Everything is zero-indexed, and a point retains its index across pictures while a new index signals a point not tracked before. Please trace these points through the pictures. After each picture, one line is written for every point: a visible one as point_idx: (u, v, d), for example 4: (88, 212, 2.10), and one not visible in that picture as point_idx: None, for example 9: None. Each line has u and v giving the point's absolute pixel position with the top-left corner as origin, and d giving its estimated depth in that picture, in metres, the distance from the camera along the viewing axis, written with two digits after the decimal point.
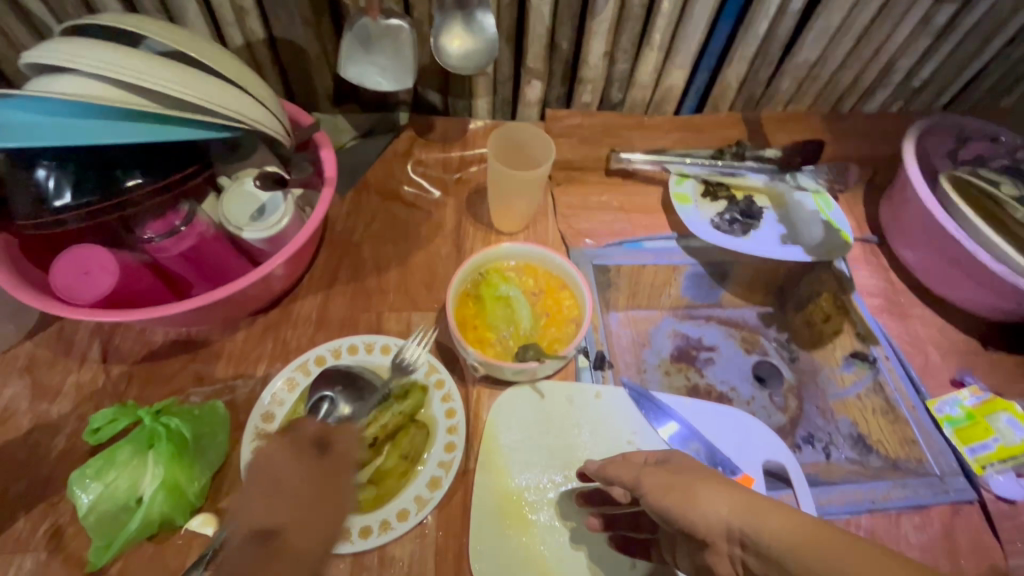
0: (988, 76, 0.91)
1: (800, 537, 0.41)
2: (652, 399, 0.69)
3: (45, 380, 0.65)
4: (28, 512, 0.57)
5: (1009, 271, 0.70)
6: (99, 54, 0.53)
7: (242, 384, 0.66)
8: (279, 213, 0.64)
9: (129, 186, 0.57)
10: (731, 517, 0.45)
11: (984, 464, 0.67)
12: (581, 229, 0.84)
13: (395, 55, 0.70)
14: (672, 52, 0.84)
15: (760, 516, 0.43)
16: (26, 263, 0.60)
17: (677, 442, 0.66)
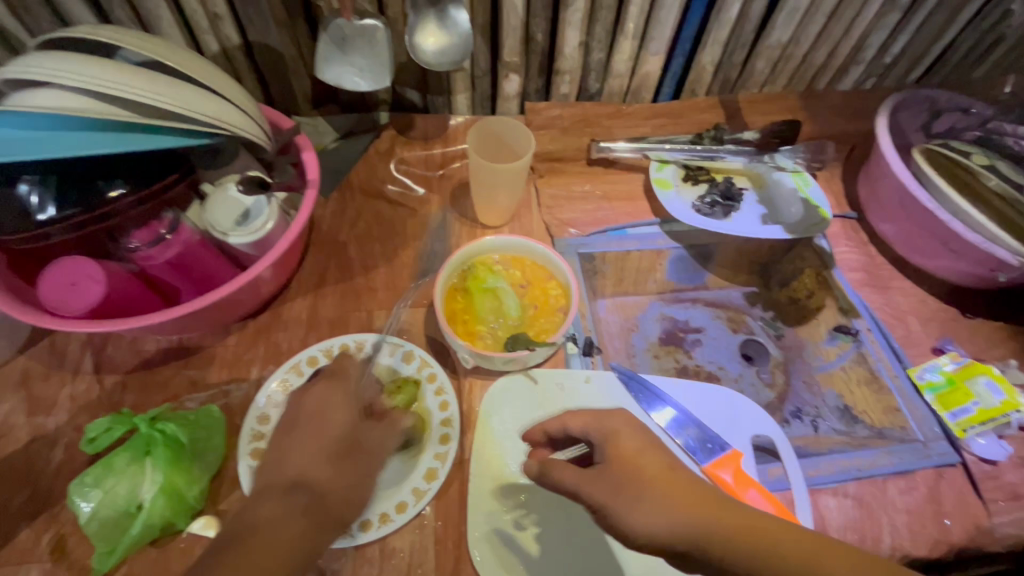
0: (958, 49, 0.93)
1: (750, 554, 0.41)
2: (642, 383, 0.70)
3: (40, 393, 0.66)
4: (30, 524, 0.58)
5: (982, 239, 0.72)
6: (74, 66, 0.53)
7: (236, 388, 0.67)
8: (264, 217, 0.65)
9: (112, 197, 0.57)
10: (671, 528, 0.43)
11: (965, 427, 0.68)
12: (565, 219, 0.85)
13: (371, 54, 0.70)
14: (646, 40, 0.85)
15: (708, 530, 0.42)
16: (14, 279, 0.60)
17: (675, 429, 0.67)
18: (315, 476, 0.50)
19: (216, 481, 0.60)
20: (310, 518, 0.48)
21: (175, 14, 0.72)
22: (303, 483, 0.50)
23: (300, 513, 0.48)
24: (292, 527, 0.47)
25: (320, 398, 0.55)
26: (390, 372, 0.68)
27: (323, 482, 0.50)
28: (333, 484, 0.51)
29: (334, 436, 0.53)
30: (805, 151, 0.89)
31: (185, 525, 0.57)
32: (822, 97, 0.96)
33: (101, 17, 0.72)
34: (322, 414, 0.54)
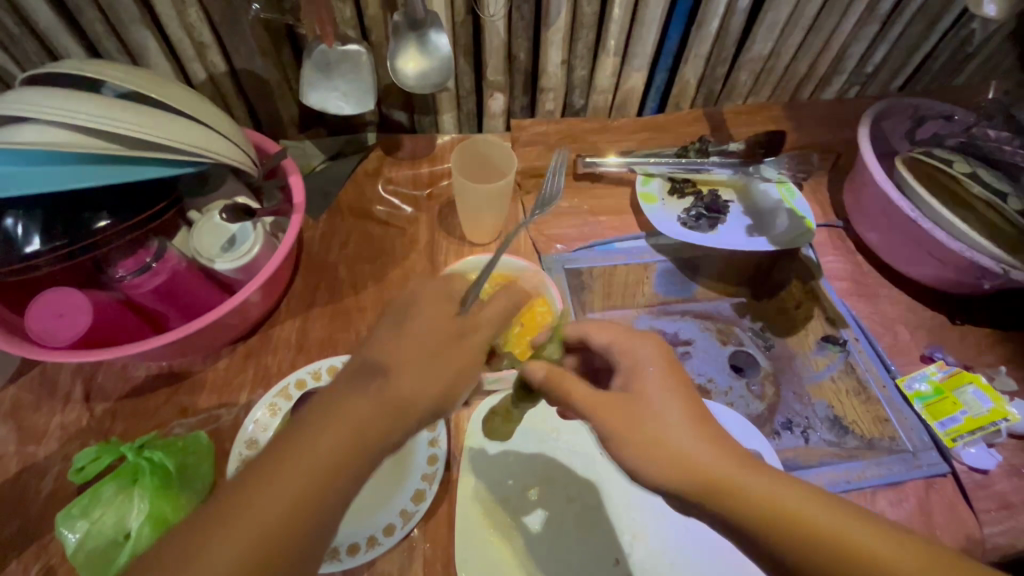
0: (938, 57, 0.94)
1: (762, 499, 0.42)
2: None
3: (30, 422, 0.66)
4: (20, 554, 0.58)
5: (966, 248, 0.72)
6: (58, 101, 0.54)
7: (226, 412, 0.67)
8: (251, 241, 0.66)
9: (99, 228, 0.58)
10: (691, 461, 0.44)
11: (954, 437, 0.69)
12: (553, 235, 0.85)
13: (355, 79, 0.71)
14: (628, 56, 0.86)
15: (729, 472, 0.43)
16: (3, 311, 0.61)
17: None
18: (385, 362, 0.48)
19: None
20: (381, 401, 0.46)
21: (161, 44, 0.74)
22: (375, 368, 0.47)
23: (372, 397, 0.46)
24: (362, 408, 0.45)
25: (419, 296, 0.52)
26: None
27: (397, 374, 0.47)
28: (405, 365, 0.48)
29: (421, 328, 0.50)
30: (787, 162, 0.88)
31: None
32: (805, 107, 0.97)
33: (90, 50, 0.73)
34: (426, 301, 0.51)
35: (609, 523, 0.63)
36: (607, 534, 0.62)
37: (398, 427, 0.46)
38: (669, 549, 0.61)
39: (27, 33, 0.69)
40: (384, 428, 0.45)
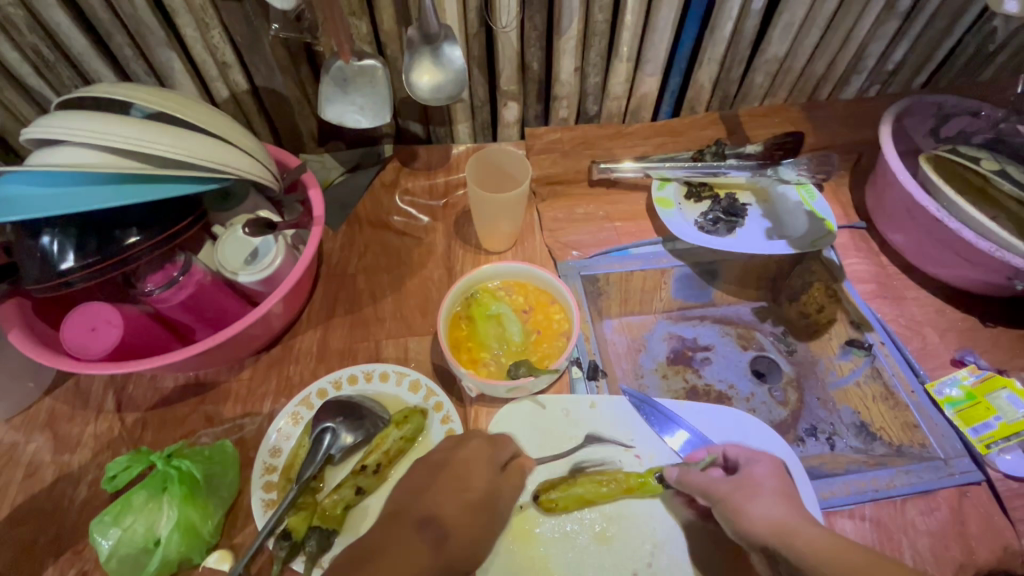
0: (963, 51, 0.91)
1: (822, 553, 0.49)
2: (654, 406, 0.69)
3: (65, 432, 0.69)
4: (56, 561, 0.60)
5: (996, 247, 0.70)
6: (90, 124, 0.56)
7: (250, 421, 0.69)
8: (273, 254, 0.68)
9: (129, 244, 0.60)
10: (769, 531, 0.52)
11: (988, 443, 0.66)
12: (568, 242, 0.85)
13: (372, 93, 0.72)
14: (641, 62, 0.85)
15: (790, 536, 0.51)
16: (40, 325, 0.64)
17: (687, 451, 0.66)
18: (441, 512, 0.52)
19: (230, 515, 0.62)
20: (438, 555, 0.49)
21: (186, 65, 0.76)
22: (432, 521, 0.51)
23: (430, 553, 0.49)
24: (418, 557, 0.48)
25: (474, 452, 0.58)
26: (398, 403, 0.69)
27: (452, 524, 0.52)
28: (460, 524, 0.52)
29: (475, 494, 0.55)
30: (807, 164, 0.87)
31: (201, 559, 0.59)
32: (825, 106, 0.95)
33: (119, 73, 0.77)
34: (474, 462, 0.57)
35: (629, 532, 0.62)
36: (627, 544, 0.61)
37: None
38: (690, 559, 0.60)
39: (61, 57, 0.72)
40: (431, 575, 0.48)
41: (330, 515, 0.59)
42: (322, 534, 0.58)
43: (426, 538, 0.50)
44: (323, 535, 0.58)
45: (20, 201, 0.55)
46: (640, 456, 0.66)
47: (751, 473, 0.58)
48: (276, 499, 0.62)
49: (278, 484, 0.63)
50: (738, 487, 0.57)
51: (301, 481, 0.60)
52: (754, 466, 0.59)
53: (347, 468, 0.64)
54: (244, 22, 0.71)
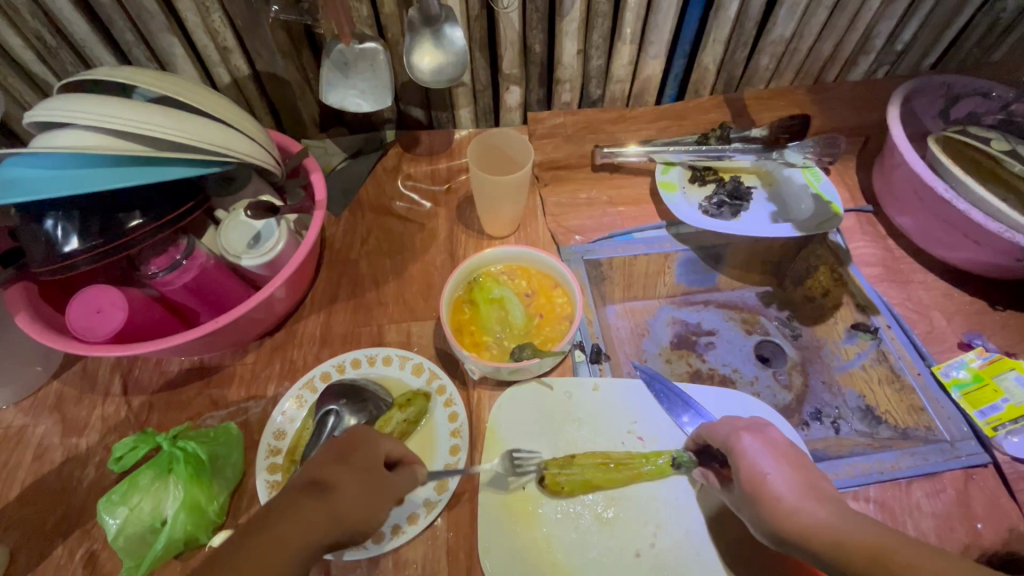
0: (975, 30, 0.89)
1: (839, 529, 0.47)
2: (667, 386, 0.70)
3: (73, 415, 0.69)
4: (64, 540, 0.61)
5: (1005, 229, 0.69)
6: (93, 107, 0.56)
7: (255, 405, 0.69)
8: (275, 238, 0.68)
9: (132, 227, 0.60)
10: (788, 497, 0.51)
11: (996, 426, 0.65)
12: (571, 226, 0.85)
13: (373, 77, 0.71)
14: (645, 43, 0.84)
15: (810, 507, 0.50)
16: (46, 308, 0.64)
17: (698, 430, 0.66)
18: (329, 478, 0.48)
19: (237, 495, 0.63)
20: (329, 514, 0.46)
21: (187, 50, 0.76)
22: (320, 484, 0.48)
23: (319, 510, 0.46)
24: (309, 517, 0.45)
25: (354, 431, 0.53)
26: (401, 386, 0.69)
27: (343, 486, 0.48)
28: (349, 485, 0.48)
29: (362, 460, 0.51)
30: (813, 146, 0.84)
31: (208, 538, 0.59)
32: (832, 88, 0.94)
33: (121, 58, 0.77)
34: (362, 437, 0.52)
35: (631, 514, 0.62)
36: (630, 526, 0.61)
37: (329, 534, 0.46)
38: (695, 540, 0.60)
39: (63, 43, 0.72)
40: (318, 536, 0.45)
41: None
42: None
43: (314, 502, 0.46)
44: None
45: (24, 183, 0.55)
46: (643, 438, 0.66)
47: (747, 454, 0.55)
48: (281, 481, 0.62)
49: (282, 465, 0.63)
50: (741, 478, 0.54)
51: None
52: (748, 445, 0.56)
53: None
54: (244, 6, 0.71)
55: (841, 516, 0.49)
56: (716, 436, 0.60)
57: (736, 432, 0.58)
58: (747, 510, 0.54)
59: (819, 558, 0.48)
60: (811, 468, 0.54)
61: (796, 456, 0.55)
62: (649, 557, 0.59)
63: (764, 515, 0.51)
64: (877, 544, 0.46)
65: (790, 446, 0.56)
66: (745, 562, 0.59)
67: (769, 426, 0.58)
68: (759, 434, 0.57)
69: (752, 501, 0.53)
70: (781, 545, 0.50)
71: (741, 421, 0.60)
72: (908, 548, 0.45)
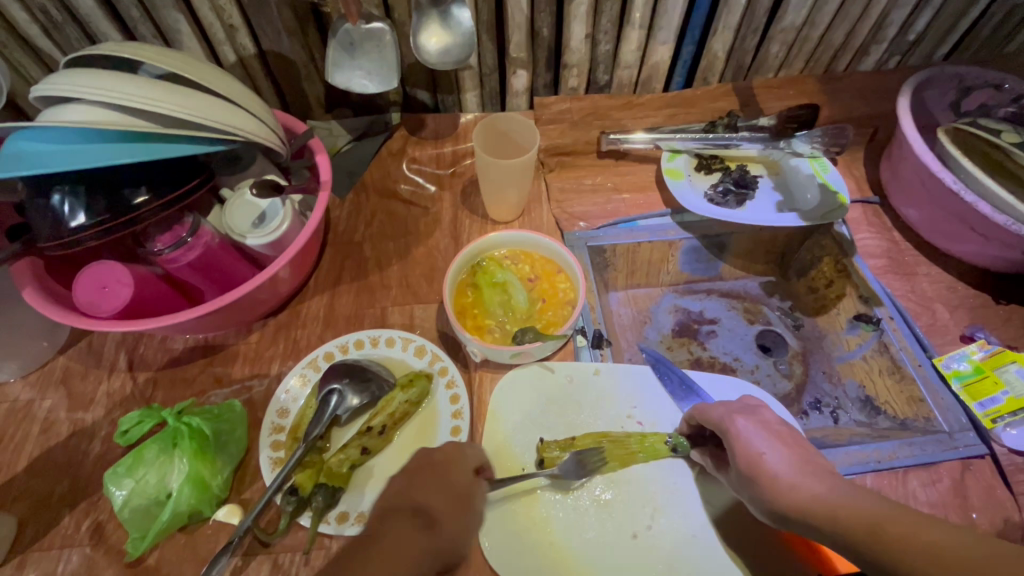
0: (988, 21, 0.88)
1: (835, 502, 0.48)
2: (669, 365, 0.71)
3: (79, 390, 0.70)
4: (72, 511, 0.62)
5: (1011, 221, 0.68)
6: (100, 82, 0.56)
7: (258, 383, 0.70)
8: (279, 218, 0.68)
9: (138, 203, 0.60)
10: (785, 474, 0.52)
11: (994, 418, 0.65)
12: (575, 212, 0.85)
13: (379, 57, 0.71)
14: (654, 29, 0.83)
15: (805, 482, 0.51)
16: (53, 284, 0.65)
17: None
18: (427, 504, 0.51)
19: (240, 470, 0.64)
20: (433, 544, 0.49)
21: (192, 27, 0.76)
22: (422, 513, 0.50)
23: (425, 542, 0.48)
24: (418, 544, 0.48)
25: (449, 454, 0.56)
26: (403, 367, 0.69)
27: (439, 514, 0.51)
28: (449, 516, 0.51)
29: (458, 487, 0.54)
30: (821, 136, 0.85)
31: (211, 513, 0.60)
32: (842, 78, 0.93)
33: (126, 34, 0.76)
34: (452, 463, 0.56)
35: (628, 497, 0.62)
36: (627, 509, 0.62)
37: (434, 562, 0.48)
38: (689, 522, 0.61)
39: (68, 18, 0.72)
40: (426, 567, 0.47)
41: (335, 473, 0.61)
42: (327, 491, 0.59)
43: (423, 533, 0.49)
44: (329, 492, 0.59)
45: (32, 157, 0.56)
46: (643, 423, 0.67)
47: (742, 435, 0.56)
48: (284, 458, 0.63)
49: (286, 443, 0.64)
50: (737, 460, 0.55)
51: (308, 440, 0.61)
52: (742, 427, 0.56)
53: (353, 429, 0.65)
54: None
55: (838, 489, 0.49)
56: (708, 418, 0.60)
57: (729, 416, 0.58)
58: (746, 491, 0.55)
59: (819, 532, 0.48)
60: (805, 446, 0.55)
61: (790, 434, 0.56)
62: (646, 539, 0.60)
63: (762, 494, 0.52)
64: (877, 514, 0.46)
65: (783, 425, 0.57)
66: (740, 545, 0.59)
67: (762, 408, 0.59)
68: (752, 416, 0.58)
69: (750, 480, 0.54)
70: (780, 522, 0.51)
71: (734, 404, 0.61)
72: (901, 519, 0.45)
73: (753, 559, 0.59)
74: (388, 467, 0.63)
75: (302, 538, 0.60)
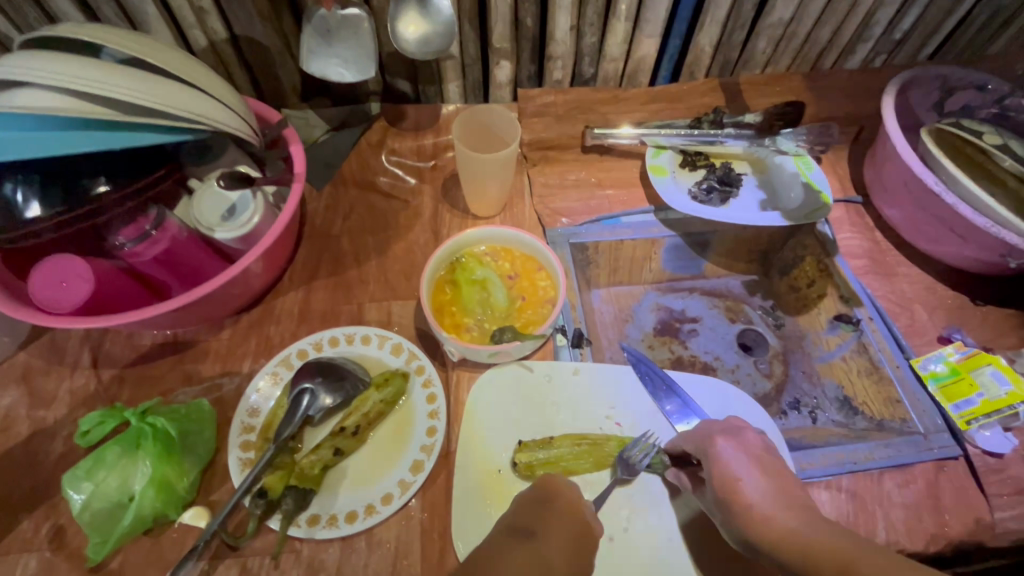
0: (973, 21, 0.88)
1: (808, 540, 0.46)
2: (650, 365, 0.70)
3: (41, 387, 0.68)
4: (31, 514, 0.60)
5: (991, 223, 0.69)
6: (54, 65, 0.53)
7: (229, 381, 0.68)
8: (251, 211, 0.66)
9: (98, 194, 0.58)
10: (759, 504, 0.50)
11: (969, 419, 0.66)
12: (558, 208, 0.83)
13: (356, 45, 0.68)
14: (640, 21, 0.82)
15: (781, 515, 0.49)
16: (10, 277, 0.62)
17: (680, 418, 0.66)
18: (536, 524, 0.51)
19: (208, 472, 0.62)
20: (535, 559, 0.47)
21: (160, 9, 0.72)
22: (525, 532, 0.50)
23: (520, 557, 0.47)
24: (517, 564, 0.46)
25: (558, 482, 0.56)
26: (380, 365, 0.68)
27: (543, 535, 0.50)
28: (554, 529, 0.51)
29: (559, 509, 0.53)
30: (807, 136, 0.86)
31: (177, 515, 0.58)
32: (827, 76, 0.92)
33: (89, 16, 0.73)
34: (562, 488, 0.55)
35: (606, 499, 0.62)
36: (604, 512, 0.61)
37: None
38: (665, 523, 0.60)
39: None
40: None
41: (306, 475, 0.59)
42: (298, 493, 0.58)
43: (526, 545, 0.48)
44: (300, 494, 0.58)
45: None
46: (621, 423, 0.66)
47: (721, 459, 0.54)
48: (253, 459, 0.61)
49: (255, 443, 0.62)
50: (713, 482, 0.54)
51: (279, 441, 0.59)
52: (722, 449, 0.55)
53: (326, 430, 0.64)
54: None
55: (813, 524, 0.47)
56: (691, 440, 0.60)
57: (711, 436, 0.57)
58: (719, 515, 0.53)
59: (788, 566, 0.47)
60: (784, 473, 0.54)
61: (770, 461, 0.55)
62: (622, 541, 0.59)
63: (734, 520, 0.51)
64: (849, 553, 0.43)
65: (764, 449, 0.56)
66: (716, 546, 0.59)
67: (746, 430, 0.58)
68: (734, 439, 0.56)
69: (723, 505, 0.52)
70: (750, 550, 0.50)
71: (718, 424, 0.60)
72: (874, 555, 0.42)
73: (729, 561, 0.58)
74: (361, 468, 0.62)
75: (271, 541, 0.58)
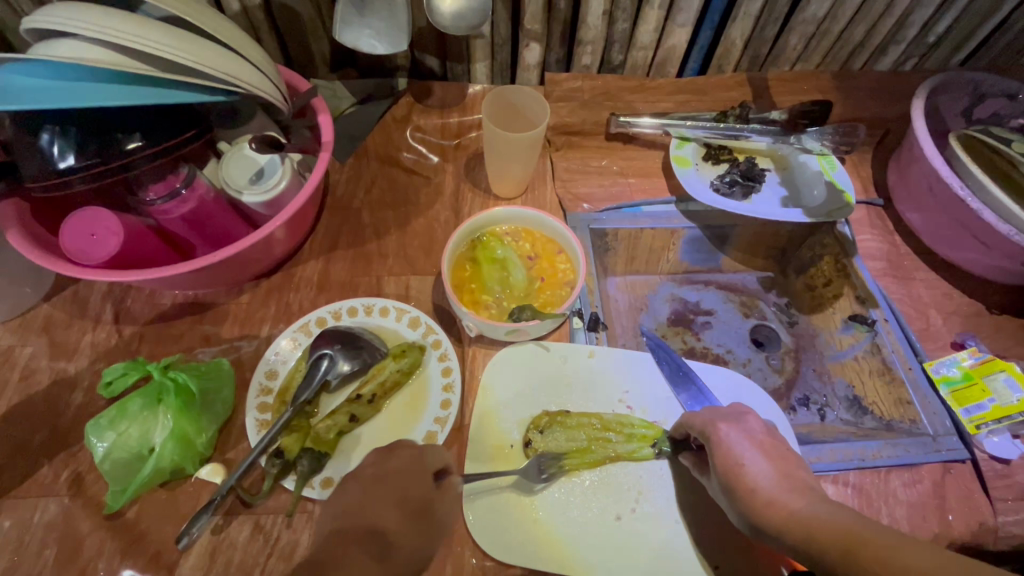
0: (1009, 29, 0.87)
1: (812, 524, 0.46)
2: (669, 349, 0.72)
3: (62, 339, 0.69)
4: (50, 460, 0.61)
5: (1014, 230, 0.68)
6: (96, 18, 0.53)
7: (248, 344, 0.69)
8: (278, 175, 0.67)
9: (131, 149, 0.58)
10: (764, 488, 0.51)
11: (979, 424, 0.66)
12: (580, 194, 0.83)
13: (390, 17, 0.68)
14: (674, 11, 0.81)
15: (786, 499, 0.49)
16: (36, 225, 0.62)
17: (694, 406, 0.67)
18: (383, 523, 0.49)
19: (225, 430, 0.63)
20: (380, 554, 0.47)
21: None
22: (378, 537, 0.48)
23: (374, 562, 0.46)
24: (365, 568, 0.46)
25: (407, 461, 0.54)
26: (396, 337, 0.69)
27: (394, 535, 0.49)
28: (405, 534, 0.50)
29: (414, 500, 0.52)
30: (832, 133, 0.84)
31: (194, 470, 0.60)
32: (856, 77, 0.92)
33: None
34: (411, 471, 0.53)
35: (615, 481, 0.62)
36: (613, 492, 0.62)
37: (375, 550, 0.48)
38: (675, 507, 0.61)
39: None
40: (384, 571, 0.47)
41: (322, 438, 0.60)
42: (313, 456, 0.59)
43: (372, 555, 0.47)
44: (315, 457, 0.58)
45: (21, 92, 0.53)
46: (633, 408, 0.67)
47: (725, 443, 0.55)
48: (270, 420, 0.62)
49: (273, 405, 0.63)
50: (718, 468, 0.54)
51: (296, 403, 0.60)
52: (726, 435, 0.55)
53: (342, 396, 0.64)
54: None
55: (816, 505, 0.48)
56: (695, 424, 0.60)
57: (714, 423, 0.57)
58: (724, 500, 0.54)
59: (793, 547, 0.47)
60: (788, 457, 0.54)
61: (774, 445, 0.55)
62: (629, 521, 0.60)
63: (740, 504, 0.51)
64: (854, 533, 0.44)
65: (767, 434, 0.56)
66: (718, 535, 0.60)
67: (748, 415, 0.58)
68: (737, 425, 0.56)
69: (729, 490, 0.53)
70: (755, 533, 0.50)
71: (720, 410, 0.60)
72: (880, 535, 0.43)
73: (734, 547, 0.59)
74: (376, 435, 0.63)
75: (285, 501, 0.59)
